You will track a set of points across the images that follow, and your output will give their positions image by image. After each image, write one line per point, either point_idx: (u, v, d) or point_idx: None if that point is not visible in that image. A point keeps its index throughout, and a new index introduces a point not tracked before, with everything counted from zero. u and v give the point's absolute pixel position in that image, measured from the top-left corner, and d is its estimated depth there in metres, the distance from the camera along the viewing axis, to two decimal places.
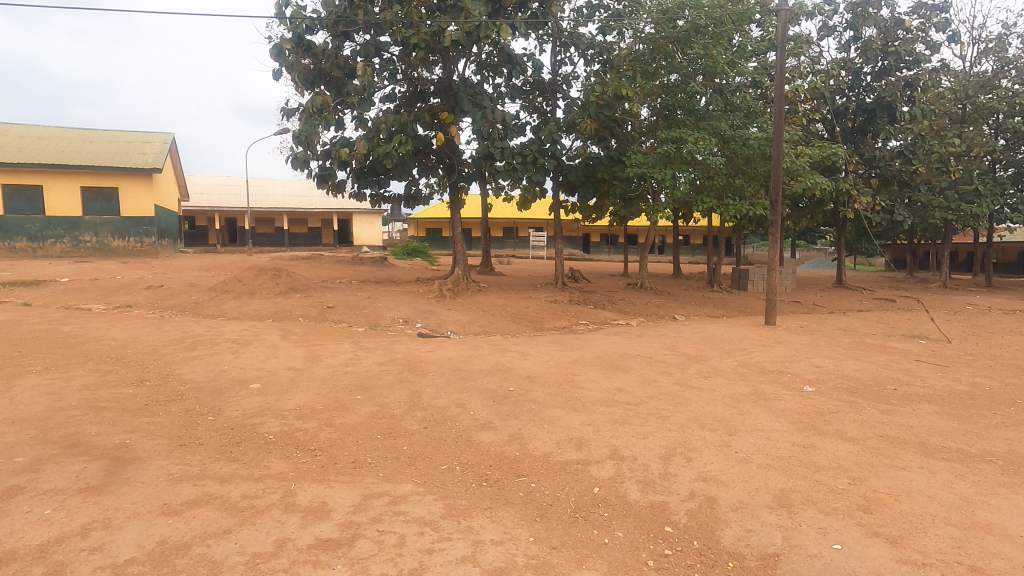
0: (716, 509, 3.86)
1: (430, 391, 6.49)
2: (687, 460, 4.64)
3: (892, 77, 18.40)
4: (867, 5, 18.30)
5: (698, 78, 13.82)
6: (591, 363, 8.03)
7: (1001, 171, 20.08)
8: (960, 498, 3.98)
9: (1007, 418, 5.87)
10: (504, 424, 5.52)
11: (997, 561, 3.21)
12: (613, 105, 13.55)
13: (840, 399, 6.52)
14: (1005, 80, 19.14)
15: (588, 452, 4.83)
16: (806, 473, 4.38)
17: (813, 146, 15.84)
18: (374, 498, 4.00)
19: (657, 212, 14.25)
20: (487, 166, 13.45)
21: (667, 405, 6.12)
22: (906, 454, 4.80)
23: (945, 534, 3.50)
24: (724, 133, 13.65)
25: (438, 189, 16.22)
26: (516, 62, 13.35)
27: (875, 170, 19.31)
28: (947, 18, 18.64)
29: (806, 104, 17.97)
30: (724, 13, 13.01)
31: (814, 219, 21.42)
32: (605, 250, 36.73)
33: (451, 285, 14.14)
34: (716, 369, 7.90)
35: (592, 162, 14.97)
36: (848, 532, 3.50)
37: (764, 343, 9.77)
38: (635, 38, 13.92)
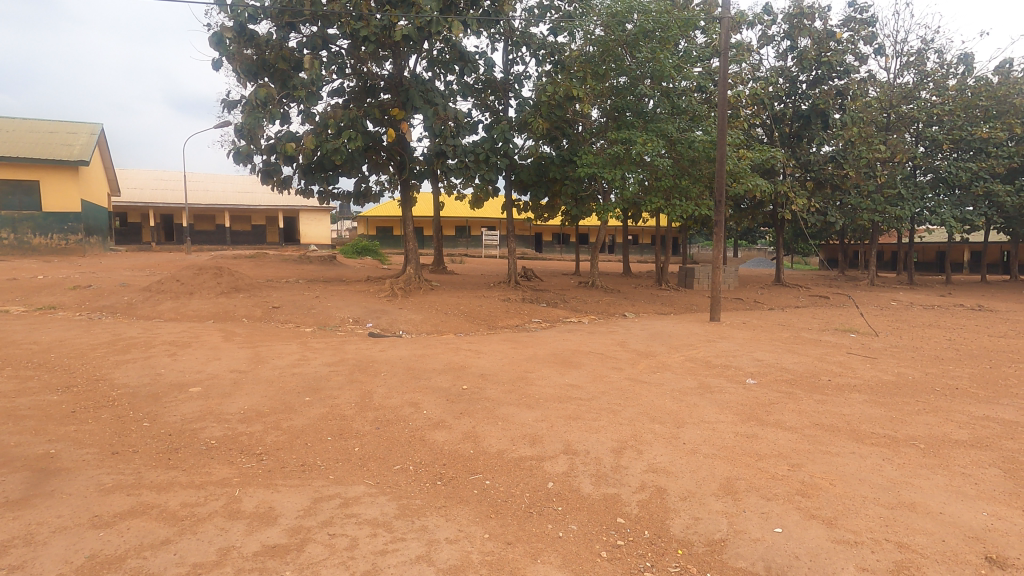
0: (665, 499, 3.97)
1: (382, 391, 6.37)
2: (638, 453, 4.75)
3: (824, 86, 19.45)
4: (802, 17, 19.24)
5: (646, 82, 14.19)
6: (544, 360, 8.10)
7: (920, 176, 21.64)
8: (887, 480, 4.25)
9: (927, 405, 6.33)
10: (458, 422, 5.47)
11: (921, 537, 3.44)
12: (564, 105, 13.67)
13: (780, 390, 6.84)
14: (924, 91, 20.63)
15: (542, 448, 4.86)
16: (749, 462, 4.57)
17: (753, 149, 16.53)
18: (324, 501, 3.89)
19: (607, 212, 14.60)
20: (438, 164, 13.31)
21: (617, 400, 6.25)
22: (838, 441, 5.09)
23: (875, 514, 3.72)
24: (671, 135, 14.09)
25: (389, 186, 15.91)
26: (467, 60, 13.28)
27: (810, 173, 20.33)
28: (874, 32, 19.90)
29: (747, 109, 18.73)
30: (670, 19, 13.41)
31: (754, 220, 22.37)
32: (557, 249, 37.06)
33: (402, 284, 13.91)
34: (664, 364, 8.13)
35: (543, 162, 15.05)
36: (788, 516, 3.67)
37: (709, 338, 10.12)
38: (585, 40, 14.14)
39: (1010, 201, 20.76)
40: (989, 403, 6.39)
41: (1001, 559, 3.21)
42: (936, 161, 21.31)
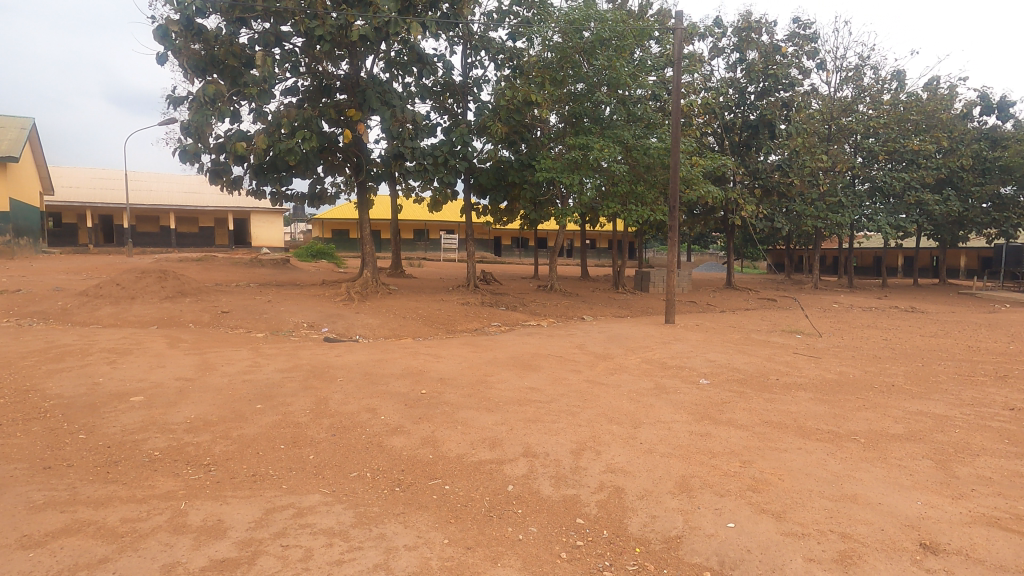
0: (623, 499, 4.03)
1: (338, 397, 6.21)
2: (597, 454, 4.80)
3: (771, 97, 20.28)
4: (750, 31, 20.05)
5: (603, 89, 14.45)
6: (503, 364, 8.10)
7: (858, 185, 22.87)
8: (831, 473, 4.45)
9: (867, 401, 6.67)
10: (416, 427, 5.40)
11: (862, 527, 3.62)
12: (522, 110, 13.74)
13: (732, 390, 7.07)
14: (862, 105, 21.83)
15: (502, 451, 4.85)
16: (703, 460, 4.69)
17: (705, 157, 17.08)
18: (277, 512, 3.76)
19: (566, 216, 14.79)
20: (396, 166, 13.16)
21: (576, 402, 6.31)
22: (786, 438, 5.29)
23: (821, 507, 3.89)
24: (627, 142, 14.40)
25: (345, 188, 15.59)
26: (425, 62, 13.20)
27: (758, 181, 21.18)
28: (816, 47, 20.93)
29: (699, 118, 19.35)
30: (626, 29, 13.72)
31: (707, 226, 23.08)
32: (516, 253, 37.20)
33: (358, 288, 13.65)
34: (621, 366, 8.27)
35: (502, 166, 15.08)
36: (740, 511, 3.79)
37: (665, 340, 10.36)
38: (544, 46, 14.27)
39: (937, 209, 22.23)
40: (921, 399, 6.80)
41: (934, 545, 3.40)
42: (872, 171, 22.58)
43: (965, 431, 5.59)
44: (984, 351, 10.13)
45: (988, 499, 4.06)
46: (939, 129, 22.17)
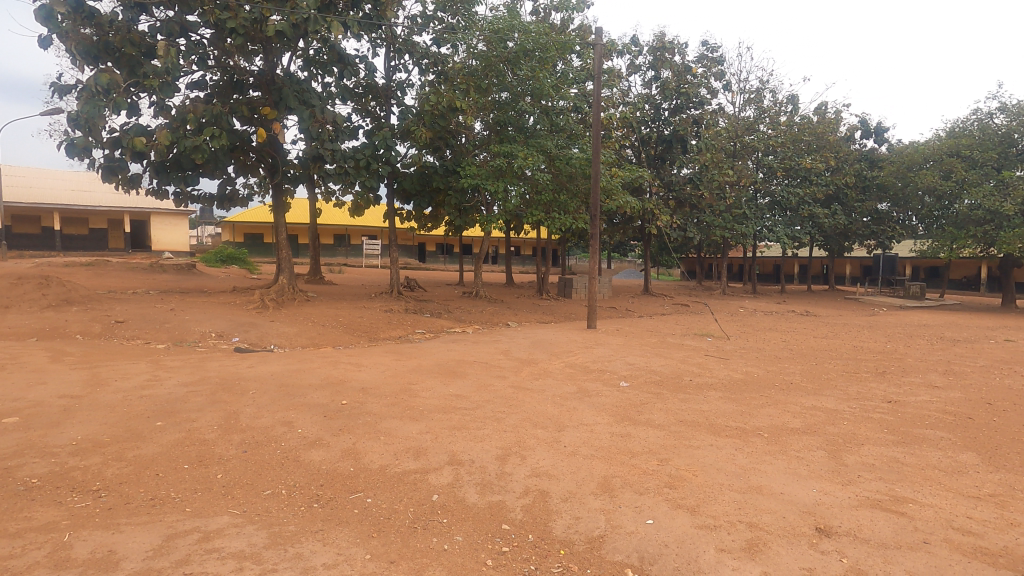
0: (548, 502, 4.08)
1: (250, 411, 5.84)
2: (522, 459, 4.83)
3: (683, 114, 21.49)
4: (664, 51, 21.22)
5: (526, 99, 14.72)
6: (428, 371, 7.98)
7: (760, 199, 24.76)
8: (740, 467, 4.74)
9: (769, 398, 7.20)
10: (336, 440, 5.18)
11: (766, 515, 3.88)
12: (447, 116, 13.65)
13: (649, 391, 7.38)
14: (763, 125, 23.65)
15: (427, 460, 4.76)
16: (624, 459, 4.85)
17: (624, 168, 17.80)
18: (179, 537, 3.46)
19: (491, 223, 14.91)
20: (315, 169, 12.66)
21: (502, 408, 6.33)
22: (699, 435, 5.59)
23: (730, 499, 4.13)
24: (550, 151, 14.75)
25: (258, 190, 14.79)
26: (347, 63, 12.82)
27: (672, 193, 22.40)
28: (722, 69, 22.46)
29: (618, 131, 20.17)
30: (549, 41, 14.04)
31: (625, 235, 24.04)
32: (441, 259, 36.90)
33: (273, 295, 12.96)
34: (546, 371, 8.40)
35: (426, 171, 14.91)
36: (658, 508, 3.95)
37: (587, 345, 10.66)
38: (468, 53, 14.33)
39: (826, 222, 24.56)
40: (815, 394, 7.44)
41: (828, 528, 3.71)
42: (772, 186, 24.54)
43: (851, 422, 6.18)
44: (865, 350, 11.27)
45: (870, 483, 4.50)
46: (827, 149, 24.52)
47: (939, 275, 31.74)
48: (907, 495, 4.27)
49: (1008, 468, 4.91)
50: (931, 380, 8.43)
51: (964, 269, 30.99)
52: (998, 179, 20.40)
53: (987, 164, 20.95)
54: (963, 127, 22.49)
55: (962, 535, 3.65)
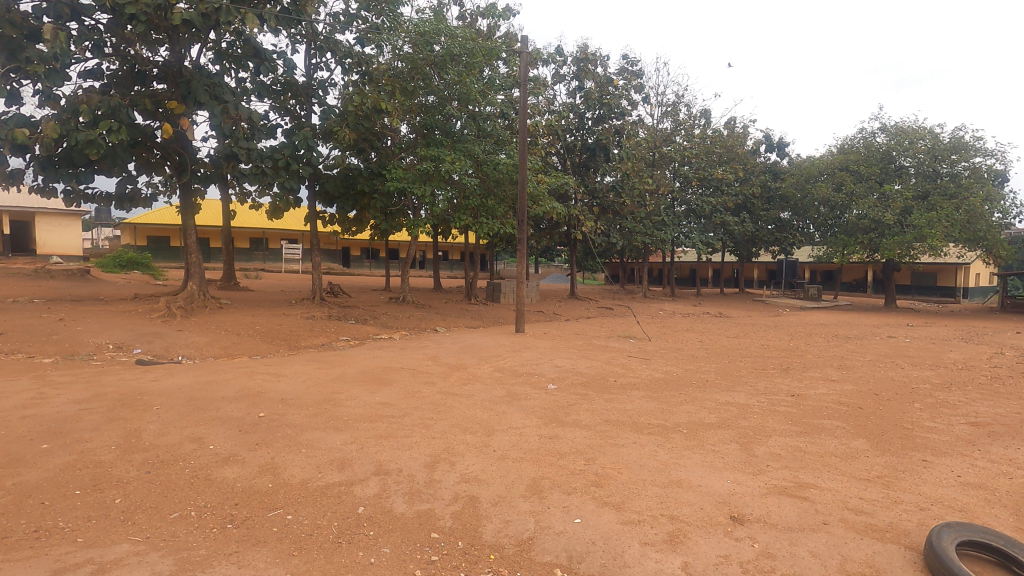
0: (478, 507, 4.05)
1: (154, 429, 5.38)
2: (451, 465, 4.77)
3: (606, 124, 22.18)
4: (587, 62, 21.90)
5: (453, 103, 14.66)
6: (353, 379, 7.72)
7: (677, 207, 26.09)
8: (662, 463, 4.94)
9: (688, 396, 7.57)
10: (253, 455, 4.89)
11: (686, 508, 4.06)
12: (372, 117, 13.31)
13: (576, 393, 7.54)
14: (679, 137, 24.93)
15: (351, 472, 4.59)
16: (553, 461, 4.92)
17: (550, 175, 18.15)
18: (69, 572, 3.12)
19: (418, 227, 14.71)
20: (229, 168, 11.93)
21: (430, 414, 6.24)
22: (624, 434, 5.77)
23: (653, 494, 4.29)
24: (477, 156, 14.77)
25: (163, 190, 13.72)
26: (263, 58, 12.20)
27: (596, 200, 23.02)
28: (641, 83, 23.50)
29: (544, 138, 20.55)
30: (475, 47, 14.07)
31: (552, 240, 24.49)
32: (366, 264, 35.91)
33: (181, 302, 12.06)
34: (474, 376, 8.37)
35: (350, 174, 14.47)
36: (585, 506, 4.03)
37: (515, 349, 10.74)
38: (393, 55, 14.06)
39: (736, 229, 26.29)
40: (728, 391, 7.90)
41: (741, 516, 3.94)
42: (687, 195, 25.93)
43: (760, 416, 6.62)
44: (771, 347, 12.13)
45: (778, 471, 4.84)
46: (736, 161, 26.26)
47: (833, 278, 34.82)
48: (809, 481, 4.62)
49: (892, 451, 5.45)
50: (827, 374, 9.21)
51: (854, 273, 34.20)
52: (880, 192, 22.67)
53: (871, 178, 23.26)
54: (851, 144, 24.83)
55: (855, 514, 4.00)
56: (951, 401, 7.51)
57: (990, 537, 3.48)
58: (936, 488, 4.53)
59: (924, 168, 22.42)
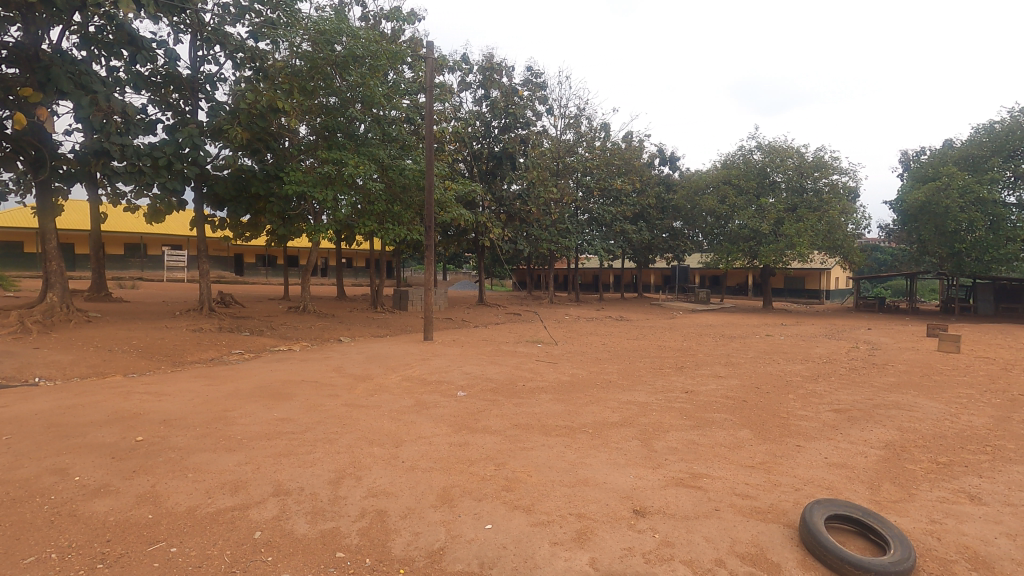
0: (386, 521, 3.92)
1: (4, 462, 4.67)
2: (357, 479, 4.58)
3: (511, 133, 22.53)
4: (492, 72, 22.20)
5: (356, 106, 14.21)
6: (247, 395, 7.18)
7: (580, 215, 27.12)
8: (569, 463, 5.08)
9: (593, 396, 7.86)
10: (130, 483, 4.40)
11: (592, 505, 4.20)
12: (267, 117, 12.54)
13: (486, 398, 7.57)
14: (581, 149, 25.92)
15: (246, 494, 4.27)
16: (463, 468, 4.89)
17: (458, 182, 18.13)
18: None
19: (319, 232, 14.08)
20: (98, 166, 10.71)
21: (334, 428, 5.96)
22: (533, 437, 5.86)
23: (561, 494, 4.39)
24: (382, 161, 14.45)
25: (15, 188, 12.04)
26: (140, 46, 11.11)
27: (503, 208, 23.21)
28: (545, 94, 24.22)
29: (451, 145, 20.53)
30: (379, 49, 13.75)
31: (459, 247, 24.45)
32: (262, 272, 33.79)
33: (39, 316, 10.63)
34: (381, 385, 8.12)
35: (244, 175, 13.53)
36: (496, 512, 4.04)
37: (424, 357, 10.58)
38: (291, 52, 13.27)
39: (634, 237, 27.83)
40: (630, 390, 8.31)
41: (643, 509, 4.14)
42: (589, 204, 27.05)
43: (658, 412, 7.03)
44: (667, 348, 12.92)
45: (675, 464, 5.15)
46: (633, 173, 27.84)
47: (719, 282, 37.90)
48: (702, 471, 4.96)
49: (772, 438, 6.00)
50: (716, 371, 9.99)
51: (737, 277, 37.43)
52: (757, 204, 25.03)
53: (750, 192, 25.63)
54: (732, 160, 27.18)
55: (743, 499, 4.35)
56: (818, 390, 8.42)
57: (851, 509, 3.91)
58: (808, 470, 5.05)
59: (793, 183, 25.09)
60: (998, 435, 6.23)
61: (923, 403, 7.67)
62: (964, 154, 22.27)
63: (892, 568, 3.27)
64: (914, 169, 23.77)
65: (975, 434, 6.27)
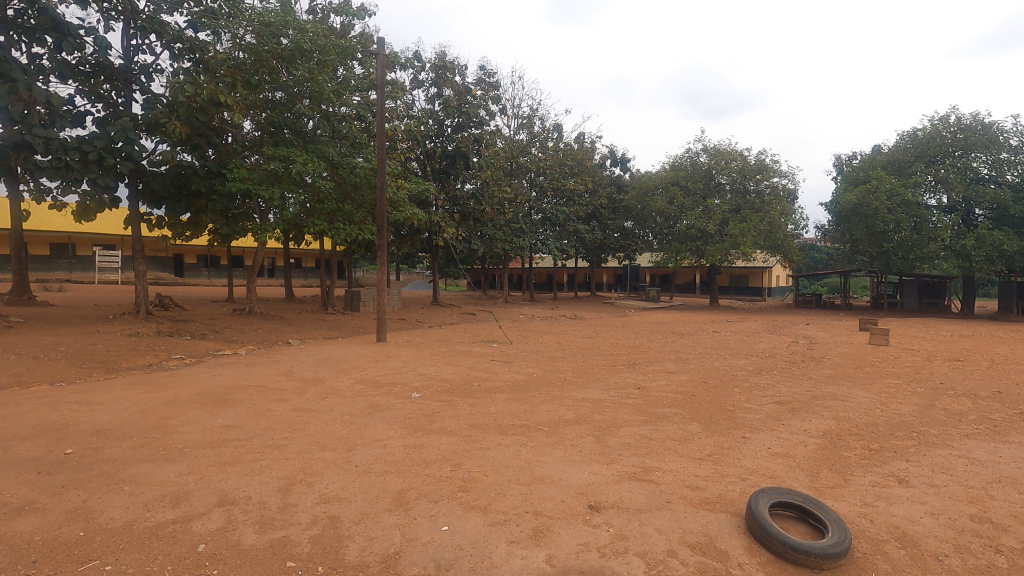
0: (339, 527, 3.82)
1: None
2: (308, 486, 4.45)
3: (465, 132, 22.38)
4: (445, 70, 22.05)
5: (304, 101, 13.81)
6: (189, 402, 6.84)
7: (534, 215, 27.30)
8: (525, 462, 5.10)
9: (548, 395, 7.93)
10: (59, 500, 4.11)
11: (548, 502, 4.24)
12: (208, 111, 12.00)
13: (441, 399, 7.50)
14: (535, 149, 26.10)
15: (189, 506, 4.07)
16: (418, 470, 4.83)
17: (411, 181, 17.90)
18: None
19: (265, 232, 13.60)
20: (19, 159, 9.96)
21: (283, 434, 5.77)
22: (489, 437, 5.85)
23: (518, 492, 4.41)
24: (331, 159, 14.09)
25: None
26: (66, 33, 10.42)
27: (456, 207, 22.99)
28: (498, 94, 24.26)
29: (403, 143, 20.23)
30: (328, 44, 13.39)
31: (413, 246, 24.17)
32: (204, 273, 32.35)
33: None
34: (333, 389, 7.92)
35: (183, 172, 12.89)
36: (453, 512, 4.01)
37: (377, 358, 10.40)
38: (233, 44, 12.73)
39: (587, 237, 28.28)
40: (584, 388, 8.43)
41: (598, 504, 4.20)
42: (543, 204, 27.27)
43: (612, 409, 7.17)
44: (620, 345, 13.20)
45: (628, 459, 5.25)
46: (585, 174, 28.28)
47: (668, 281, 39.04)
48: (654, 465, 5.09)
49: (719, 431, 6.22)
50: (666, 367, 10.27)
51: (685, 276, 38.66)
52: (704, 205, 25.89)
53: (696, 193, 26.51)
54: (680, 162, 28.00)
55: (692, 491, 4.48)
56: (761, 384, 8.79)
57: (793, 496, 4.10)
58: (753, 460, 5.26)
59: (736, 185, 26.07)
60: (922, 421, 6.69)
61: (857, 393, 8.14)
62: (891, 160, 23.79)
63: (830, 550, 3.44)
64: (846, 173, 25.27)
65: (902, 421, 6.70)
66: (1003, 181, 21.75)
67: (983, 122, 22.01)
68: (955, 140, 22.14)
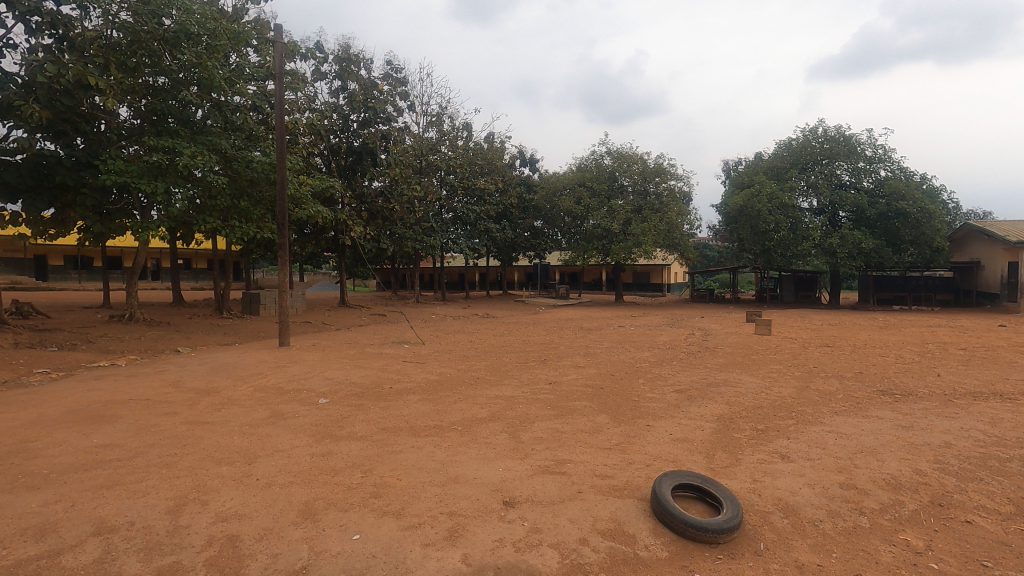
0: (239, 546, 3.56)
1: None
2: (202, 505, 4.10)
3: (371, 128, 21.68)
4: (349, 63, 21.25)
5: (191, 88, 12.70)
6: (55, 422, 6.04)
7: (445, 213, 27.03)
8: (438, 463, 5.03)
9: (462, 394, 7.90)
10: None
11: (463, 501, 4.21)
12: (75, 94, 10.69)
13: (350, 404, 7.22)
14: (444, 147, 25.89)
15: (58, 538, 3.60)
16: (326, 479, 4.61)
17: (314, 177, 17.01)
18: None
19: (147, 229, 12.37)
20: None
21: (172, 450, 5.27)
22: (401, 440, 5.72)
23: (432, 493, 4.35)
24: (225, 151, 13.10)
25: None
26: None
27: (364, 206, 22.06)
28: (406, 90, 23.81)
29: (305, 137, 19.23)
30: (218, 27, 12.42)
31: (318, 245, 23.08)
32: (73, 276, 28.90)
33: None
34: (230, 399, 7.36)
35: (44, 162, 11.39)
36: (364, 520, 3.88)
37: (280, 364, 9.80)
38: (105, 21, 11.42)
39: (498, 235, 28.53)
40: (497, 385, 8.49)
41: (513, 500, 4.24)
42: (453, 202, 27.10)
43: (524, 405, 7.27)
44: (531, 342, 13.43)
45: (541, 453, 5.35)
46: (495, 173, 28.46)
47: (577, 279, 40.41)
48: (566, 457, 5.22)
49: (626, 421, 6.52)
50: (576, 362, 10.60)
51: (593, 274, 40.20)
52: (608, 206, 27.05)
53: (601, 193, 27.60)
54: (586, 163, 29.05)
55: (602, 479, 4.66)
56: (664, 374, 9.31)
57: (693, 477, 4.39)
58: (657, 446, 5.57)
59: (638, 187, 27.39)
60: (800, 402, 7.44)
61: (745, 379, 8.86)
62: (770, 166, 26.19)
63: (724, 525, 3.71)
64: (734, 178, 27.47)
65: (783, 403, 7.41)
66: (861, 187, 24.72)
67: (845, 135, 24.81)
68: (822, 150, 24.83)
